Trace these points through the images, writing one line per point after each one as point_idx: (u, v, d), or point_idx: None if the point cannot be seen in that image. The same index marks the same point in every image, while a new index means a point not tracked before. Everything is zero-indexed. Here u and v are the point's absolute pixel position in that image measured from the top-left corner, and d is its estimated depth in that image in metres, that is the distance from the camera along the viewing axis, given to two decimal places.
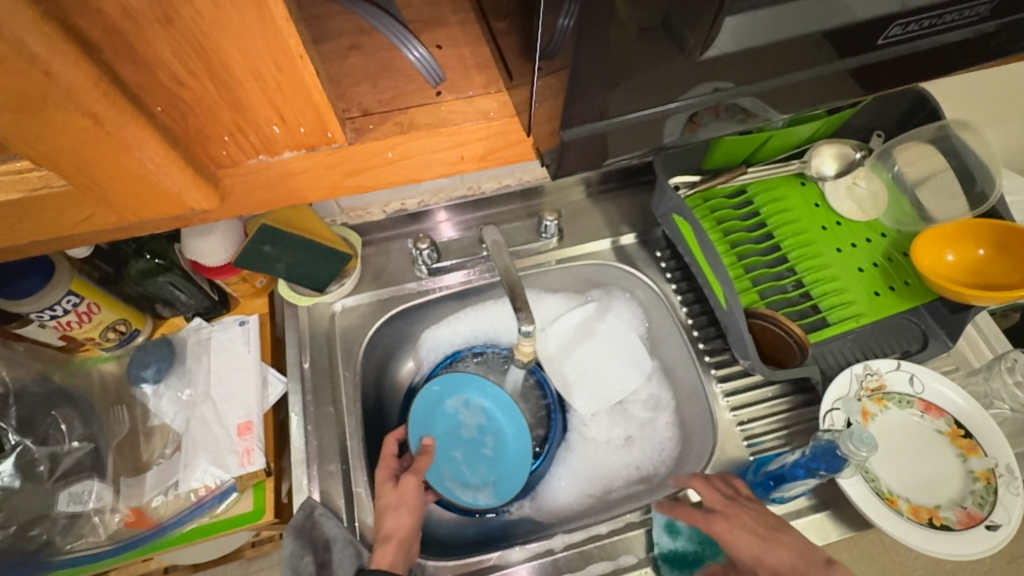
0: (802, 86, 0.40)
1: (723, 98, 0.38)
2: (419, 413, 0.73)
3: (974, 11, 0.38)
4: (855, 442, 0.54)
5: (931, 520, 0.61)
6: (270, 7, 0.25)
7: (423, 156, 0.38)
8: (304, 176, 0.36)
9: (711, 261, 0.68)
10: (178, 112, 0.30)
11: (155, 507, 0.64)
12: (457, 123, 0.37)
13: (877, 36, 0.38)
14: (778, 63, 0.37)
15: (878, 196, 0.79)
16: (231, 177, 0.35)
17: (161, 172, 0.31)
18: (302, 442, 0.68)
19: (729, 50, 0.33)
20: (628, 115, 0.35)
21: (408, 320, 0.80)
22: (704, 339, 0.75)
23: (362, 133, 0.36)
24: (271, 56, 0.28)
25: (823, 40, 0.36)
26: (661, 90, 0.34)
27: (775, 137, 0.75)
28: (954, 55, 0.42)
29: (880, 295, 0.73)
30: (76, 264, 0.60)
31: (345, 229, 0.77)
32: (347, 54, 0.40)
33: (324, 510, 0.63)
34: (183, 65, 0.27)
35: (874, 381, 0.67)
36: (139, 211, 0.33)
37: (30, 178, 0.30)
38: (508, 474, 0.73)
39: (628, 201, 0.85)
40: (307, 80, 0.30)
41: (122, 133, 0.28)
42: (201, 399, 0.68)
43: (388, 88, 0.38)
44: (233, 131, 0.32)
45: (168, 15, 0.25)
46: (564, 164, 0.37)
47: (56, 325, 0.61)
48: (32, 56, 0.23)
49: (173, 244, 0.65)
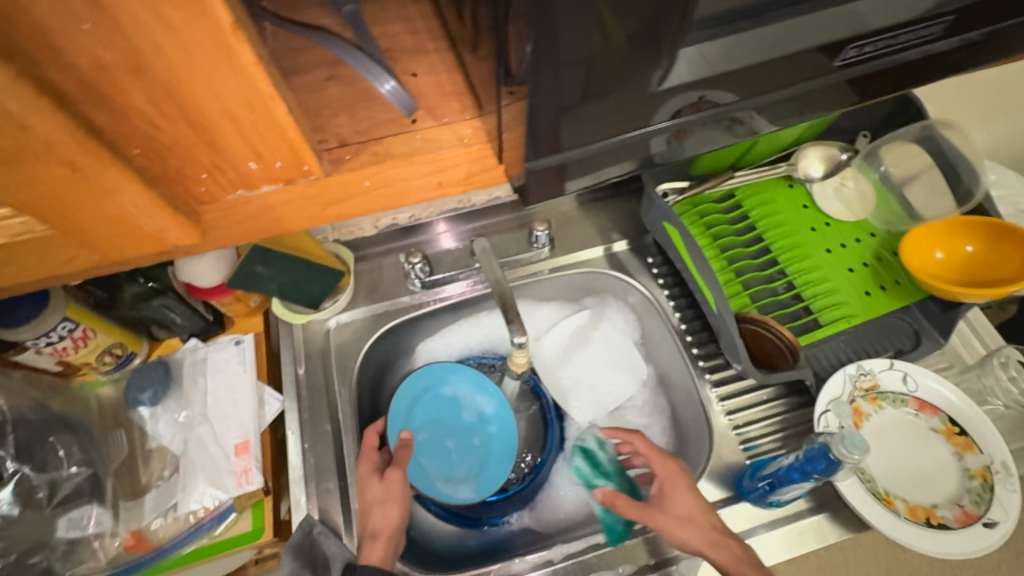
0: (772, 104, 0.43)
1: (708, 112, 0.41)
2: (405, 403, 0.71)
3: (927, 31, 0.41)
4: (847, 446, 0.56)
5: (929, 519, 0.62)
6: (238, 53, 0.26)
7: (402, 184, 0.38)
8: (286, 209, 0.37)
9: (700, 267, 0.68)
10: (155, 153, 0.30)
11: (155, 530, 0.64)
12: (433, 151, 0.38)
13: (833, 58, 0.40)
14: (735, 84, 0.39)
15: (866, 196, 0.79)
16: (212, 213, 0.35)
17: (140, 213, 0.32)
18: (300, 460, 0.68)
19: (685, 81, 0.37)
20: (588, 145, 0.38)
21: (403, 334, 0.81)
22: (698, 344, 0.76)
23: (339, 164, 0.37)
24: (243, 98, 0.28)
25: (772, 66, 0.39)
26: (623, 106, 0.36)
27: (760, 142, 0.77)
28: (907, 70, 0.44)
29: (872, 294, 0.73)
30: (72, 290, 0.60)
31: (337, 246, 0.78)
32: (325, 85, 0.40)
33: (323, 527, 0.63)
34: (157, 109, 0.28)
35: (867, 380, 0.68)
36: (122, 249, 0.34)
37: (13, 224, 0.31)
38: (494, 470, 0.70)
39: (618, 209, 0.85)
40: (280, 119, 0.30)
41: (99, 177, 0.29)
42: (199, 420, 0.68)
43: (365, 117, 0.39)
44: (211, 170, 0.32)
45: (139, 65, 0.25)
46: (528, 194, 0.41)
47: (52, 351, 0.62)
48: (8, 112, 0.24)
49: (167, 268, 0.67)
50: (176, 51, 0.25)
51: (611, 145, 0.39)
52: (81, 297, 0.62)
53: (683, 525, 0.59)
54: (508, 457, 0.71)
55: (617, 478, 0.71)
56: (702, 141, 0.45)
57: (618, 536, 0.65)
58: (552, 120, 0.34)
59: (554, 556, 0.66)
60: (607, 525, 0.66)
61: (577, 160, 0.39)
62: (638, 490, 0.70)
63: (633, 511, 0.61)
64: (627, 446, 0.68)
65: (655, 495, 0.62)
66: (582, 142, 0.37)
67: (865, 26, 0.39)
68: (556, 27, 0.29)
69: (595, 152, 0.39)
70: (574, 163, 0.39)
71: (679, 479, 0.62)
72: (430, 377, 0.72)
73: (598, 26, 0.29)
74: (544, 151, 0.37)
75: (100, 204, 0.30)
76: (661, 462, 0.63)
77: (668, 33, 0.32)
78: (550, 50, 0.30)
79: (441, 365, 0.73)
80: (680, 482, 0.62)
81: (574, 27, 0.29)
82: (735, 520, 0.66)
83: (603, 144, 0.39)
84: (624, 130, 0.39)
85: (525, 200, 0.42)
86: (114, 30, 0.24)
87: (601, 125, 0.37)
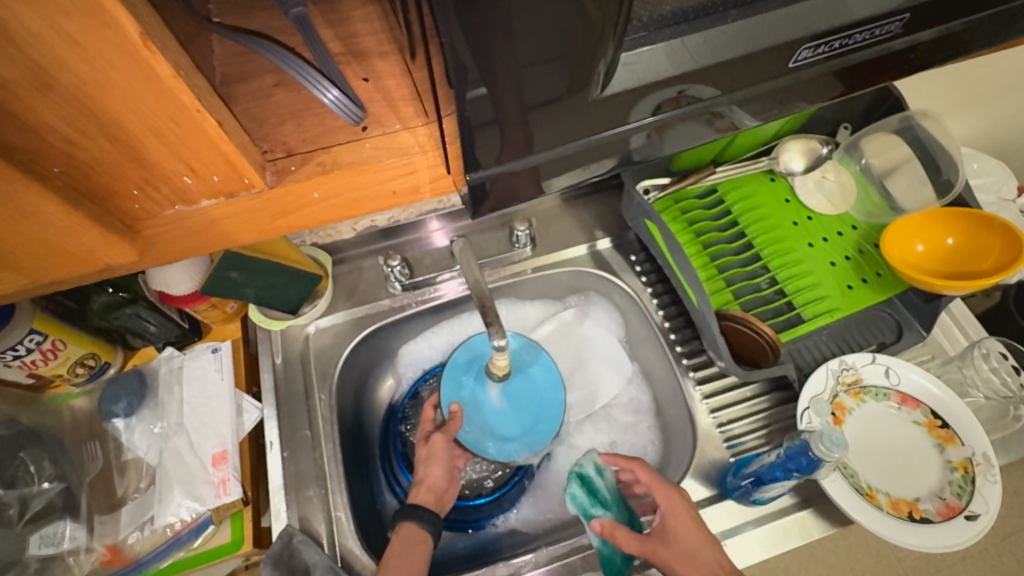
0: (747, 99, 0.42)
1: (690, 110, 0.40)
2: (450, 377, 0.71)
3: (886, 28, 0.40)
4: (827, 443, 0.55)
5: (911, 513, 0.62)
6: (153, 66, 0.25)
7: (352, 193, 0.37)
8: (230, 222, 0.36)
9: (681, 263, 0.67)
10: (78, 171, 0.29)
11: (132, 543, 0.63)
12: (382, 160, 0.36)
13: (788, 58, 0.40)
14: (701, 82, 0.38)
15: (847, 189, 0.79)
16: (151, 229, 0.35)
17: (66, 232, 0.31)
18: (279, 469, 0.67)
19: (642, 82, 0.36)
20: (545, 151, 0.37)
21: (384, 337, 0.80)
22: (681, 341, 0.75)
23: (284, 175, 0.35)
24: (165, 112, 0.27)
25: (733, 64, 0.38)
26: (579, 108, 0.35)
27: (741, 137, 0.76)
28: (872, 68, 0.44)
29: (854, 288, 0.73)
30: (38, 301, 0.58)
31: (315, 250, 0.76)
32: (273, 91, 0.39)
33: (303, 536, 0.62)
34: (74, 126, 0.26)
35: (849, 375, 0.68)
36: (55, 268, 0.33)
37: None
38: (550, 414, 0.69)
39: (600, 206, 0.85)
40: (210, 131, 0.29)
41: (15, 200, 0.28)
42: (174, 430, 0.67)
43: (314, 125, 0.37)
44: (142, 185, 0.31)
45: (46, 82, 0.24)
46: (484, 202, 0.39)
47: (21, 364, 0.60)
48: None
49: (137, 276, 0.64)
50: (83, 65, 0.24)
51: (580, 148, 0.38)
52: (49, 307, 0.61)
53: (688, 561, 0.58)
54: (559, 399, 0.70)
55: (615, 507, 0.64)
56: (683, 138, 0.44)
57: (617, 569, 0.62)
58: (510, 124, 0.34)
59: (539, 558, 0.65)
60: (605, 558, 0.61)
61: (544, 163, 0.38)
62: (636, 520, 0.66)
63: (634, 545, 0.60)
64: (627, 474, 0.67)
65: (658, 527, 0.61)
66: (541, 147, 0.37)
67: (826, 23, 0.38)
68: (512, 29, 0.28)
69: (561, 155, 0.38)
70: (537, 166, 0.38)
71: (680, 508, 0.61)
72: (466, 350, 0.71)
73: (554, 26, 0.29)
74: (501, 157, 0.36)
75: (22, 227, 0.29)
76: (664, 491, 0.62)
77: (604, 28, 0.31)
78: (500, 51, 0.29)
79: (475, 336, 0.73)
80: (683, 512, 0.61)
81: (528, 30, 0.29)
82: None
83: (561, 150, 0.37)
84: (591, 131, 0.38)
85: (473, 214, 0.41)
86: (10, 46, 0.22)
87: (560, 127, 0.36)
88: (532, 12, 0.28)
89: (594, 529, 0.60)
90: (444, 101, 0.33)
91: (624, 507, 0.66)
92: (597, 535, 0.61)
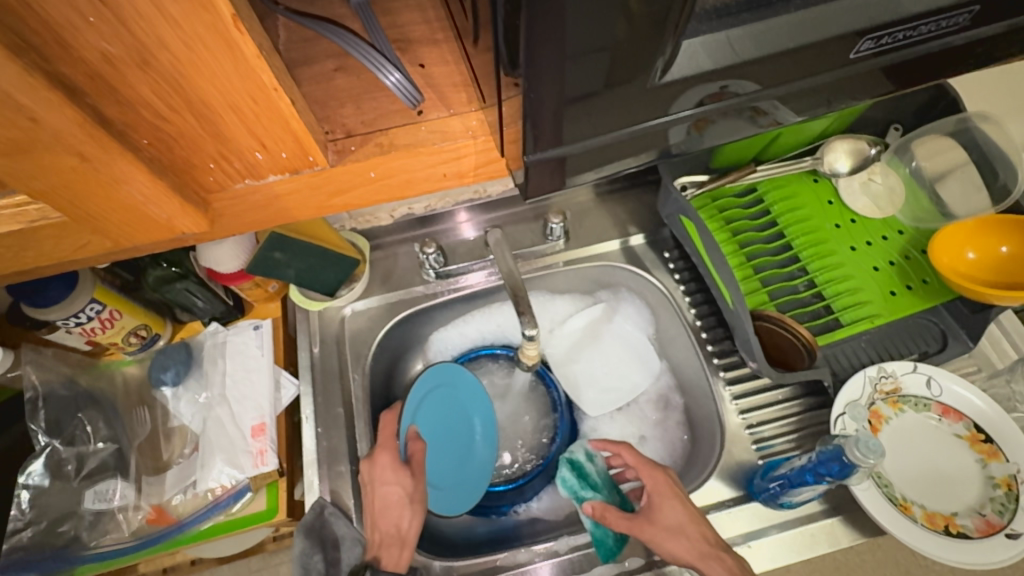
0: (791, 94, 0.41)
1: (740, 102, 0.40)
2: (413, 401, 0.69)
3: (952, 21, 0.39)
4: (862, 449, 0.54)
5: (947, 527, 0.60)
6: (241, 46, 0.26)
7: (404, 174, 0.39)
8: (292, 198, 0.37)
9: (717, 262, 0.66)
10: (164, 144, 0.31)
11: (175, 505, 0.66)
12: (437, 143, 0.38)
13: (849, 50, 0.39)
14: (744, 78, 0.38)
15: (895, 192, 0.76)
16: (221, 201, 0.36)
17: (148, 201, 0.33)
18: (313, 443, 0.70)
19: (691, 72, 0.36)
20: (588, 140, 0.37)
21: (416, 323, 0.82)
22: (713, 340, 0.75)
23: (344, 154, 0.37)
24: (247, 91, 0.29)
25: (791, 55, 0.38)
26: (633, 97, 0.35)
27: (785, 134, 0.74)
28: (937, 63, 0.43)
29: (896, 294, 0.72)
30: (98, 272, 0.62)
31: (354, 234, 0.78)
32: (332, 76, 0.40)
33: (334, 508, 0.65)
34: (164, 102, 0.28)
35: (888, 383, 0.66)
36: (133, 237, 0.35)
37: (30, 211, 0.32)
38: (466, 493, 0.71)
39: (636, 201, 0.84)
40: (284, 109, 0.31)
41: (108, 168, 0.29)
42: (217, 401, 0.70)
43: (371, 109, 0.39)
44: (218, 159, 0.33)
45: (144, 59, 0.26)
46: (529, 185, 0.40)
47: (82, 331, 0.64)
48: (18, 105, 0.24)
49: (189, 253, 0.67)
50: (179, 43, 0.25)
51: (626, 137, 0.39)
52: (108, 279, 0.64)
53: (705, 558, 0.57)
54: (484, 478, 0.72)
55: (606, 490, 0.65)
56: (722, 133, 0.45)
57: (610, 551, 0.62)
58: (569, 110, 0.34)
59: (559, 547, 0.66)
60: (598, 540, 0.62)
61: (582, 153, 0.38)
62: (628, 502, 0.66)
63: (623, 524, 0.61)
64: (617, 460, 0.67)
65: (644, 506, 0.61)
66: (590, 133, 0.37)
67: (895, 12, 0.37)
68: (564, 21, 0.28)
69: (606, 144, 0.38)
70: (581, 153, 0.38)
71: (666, 490, 0.61)
72: (461, 388, 0.73)
73: (607, 22, 0.29)
74: (546, 143, 0.36)
75: (110, 194, 0.31)
76: (649, 472, 0.63)
77: (672, 17, 0.31)
78: (561, 37, 0.29)
79: (452, 368, 0.73)
80: (668, 492, 0.61)
81: (581, 21, 0.29)
82: (723, 526, 0.65)
83: (603, 138, 0.38)
84: (632, 123, 0.38)
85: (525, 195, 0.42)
86: (118, 24, 0.24)
87: (608, 116, 0.36)
88: (584, 6, 0.28)
89: (585, 511, 0.61)
90: (504, 86, 0.34)
91: (615, 490, 0.66)
92: (590, 517, 0.61)
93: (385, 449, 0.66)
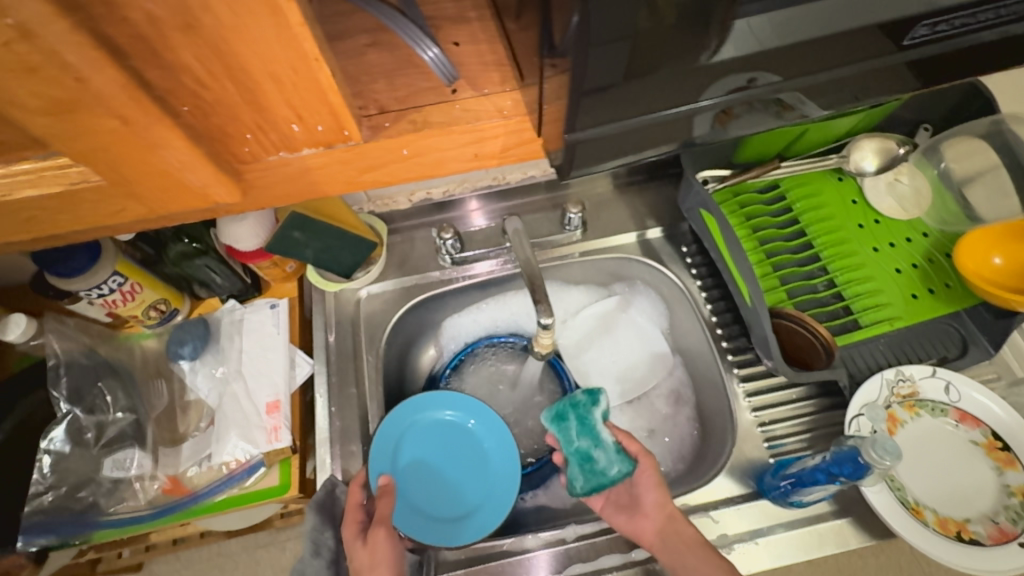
0: (823, 85, 0.41)
1: (761, 94, 0.40)
2: (381, 444, 0.67)
3: (1010, 9, 0.38)
4: (879, 450, 0.53)
5: (960, 534, 0.59)
6: (285, 12, 0.26)
7: (437, 153, 0.39)
8: (323, 172, 0.38)
9: (737, 257, 0.65)
10: (202, 112, 0.31)
11: (190, 476, 0.67)
12: (471, 122, 0.38)
13: (892, 40, 0.38)
14: (785, 65, 0.37)
15: (922, 194, 0.75)
16: (253, 172, 0.36)
17: (185, 168, 0.33)
18: (326, 422, 0.71)
19: (730, 56, 0.35)
20: (620, 125, 0.37)
21: (430, 308, 0.82)
22: (728, 337, 0.74)
23: (378, 130, 0.37)
24: (288, 58, 0.29)
25: (834, 41, 0.37)
26: (671, 80, 0.35)
27: (812, 131, 0.74)
28: (983, 56, 0.42)
29: (918, 298, 0.71)
30: (120, 245, 0.63)
31: (372, 218, 0.78)
32: (365, 52, 0.41)
33: (345, 487, 0.66)
34: (206, 67, 0.28)
35: (906, 387, 0.65)
36: (167, 204, 0.36)
37: (71, 173, 0.32)
38: (489, 510, 0.66)
39: (654, 194, 0.83)
40: (323, 80, 0.31)
41: (148, 133, 0.30)
42: (233, 376, 0.71)
43: (403, 85, 0.39)
44: (254, 129, 0.33)
45: (189, 22, 0.26)
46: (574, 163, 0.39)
47: (103, 303, 0.65)
48: (66, 63, 0.25)
49: (209, 229, 0.68)
50: (225, 8, 0.26)
51: (658, 122, 0.38)
52: (129, 253, 0.66)
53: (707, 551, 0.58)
54: (507, 487, 0.68)
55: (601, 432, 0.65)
56: (748, 122, 0.44)
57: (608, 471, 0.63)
58: (606, 92, 0.34)
59: (566, 535, 0.67)
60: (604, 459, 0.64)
61: (613, 137, 0.38)
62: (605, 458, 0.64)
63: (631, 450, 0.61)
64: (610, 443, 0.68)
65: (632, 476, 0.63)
66: (624, 117, 0.36)
67: (944, 1, 0.36)
68: (597, 7, 0.28)
69: (638, 126, 0.38)
70: (611, 138, 0.38)
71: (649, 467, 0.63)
72: (441, 407, 0.71)
73: (643, 8, 0.29)
74: (580, 124, 0.36)
75: (148, 159, 0.31)
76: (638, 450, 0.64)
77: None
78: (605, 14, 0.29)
79: (425, 395, 0.70)
80: None
81: (602, 8, 0.28)
82: (731, 522, 0.65)
83: (635, 123, 0.37)
84: (660, 108, 0.37)
85: (561, 174, 0.42)
86: None
87: (644, 100, 0.36)
88: None
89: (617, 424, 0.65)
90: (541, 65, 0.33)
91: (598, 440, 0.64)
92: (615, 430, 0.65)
93: (348, 521, 0.61)
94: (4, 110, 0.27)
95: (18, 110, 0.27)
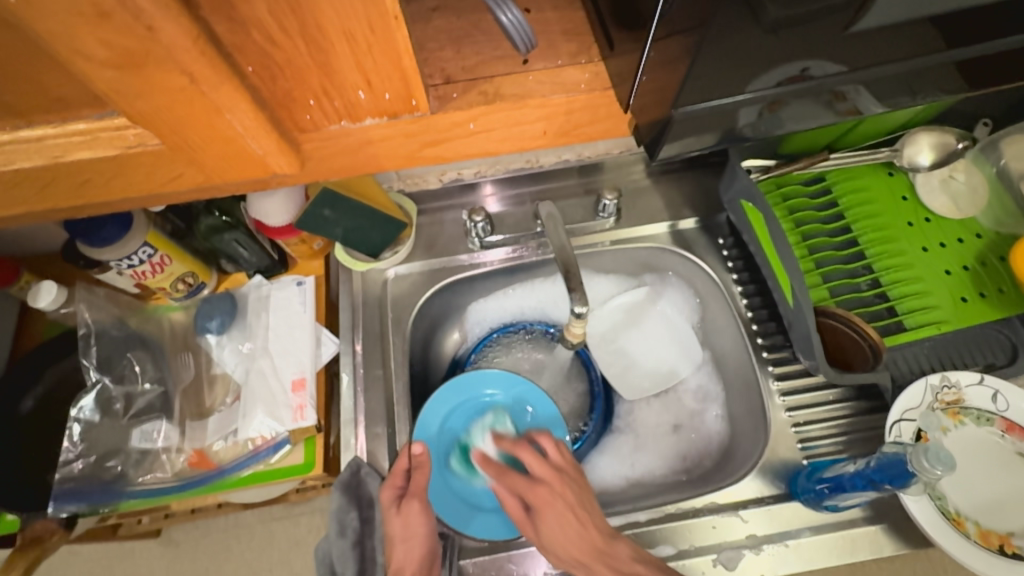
0: (900, 75, 0.39)
1: (830, 85, 0.38)
2: (431, 412, 0.67)
3: None
4: (931, 459, 0.50)
5: (1002, 547, 0.57)
6: None
7: (503, 127, 0.39)
8: (383, 144, 0.37)
9: (781, 251, 0.63)
10: (268, 73, 0.30)
11: (216, 450, 0.67)
12: (544, 95, 0.37)
13: (984, 28, 0.36)
14: (876, 47, 0.36)
15: (977, 192, 0.71)
16: (312, 142, 0.36)
17: (249, 135, 0.32)
18: (351, 402, 0.70)
19: (822, 39, 0.33)
20: (693, 106, 0.36)
21: (458, 291, 0.80)
22: (763, 334, 0.72)
23: (445, 101, 0.37)
24: (366, 17, 0.27)
25: (932, 23, 0.35)
26: (755, 61, 0.33)
27: (866, 123, 0.69)
28: None
29: (968, 301, 0.67)
30: (151, 216, 0.62)
31: (401, 197, 0.76)
32: (430, 16, 0.41)
33: (369, 469, 0.66)
34: (278, 23, 0.27)
35: (951, 394, 0.62)
36: (224, 172, 0.35)
37: (127, 135, 0.31)
38: None
39: (692, 184, 0.81)
40: (399, 43, 0.29)
41: (214, 92, 0.28)
42: (260, 352, 0.70)
43: (471, 54, 0.39)
44: (319, 96, 0.32)
45: None
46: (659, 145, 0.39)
47: (133, 273, 0.65)
48: (138, 11, 0.23)
49: (240, 202, 0.68)
50: None
51: (728, 105, 0.37)
52: (160, 224, 0.65)
53: None
54: None
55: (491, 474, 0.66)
56: (811, 113, 0.43)
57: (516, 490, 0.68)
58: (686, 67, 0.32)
59: None
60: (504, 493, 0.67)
61: (681, 121, 0.36)
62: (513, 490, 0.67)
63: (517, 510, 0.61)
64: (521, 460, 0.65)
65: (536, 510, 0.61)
66: (696, 98, 0.35)
67: None
68: None
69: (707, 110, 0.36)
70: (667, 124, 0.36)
71: (554, 504, 0.60)
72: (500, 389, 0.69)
73: None
74: None
75: (213, 122, 0.30)
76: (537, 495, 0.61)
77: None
78: None
79: (487, 372, 0.69)
80: None
81: None
82: (760, 523, 0.63)
83: (714, 105, 0.36)
84: (731, 92, 0.36)
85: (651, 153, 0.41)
86: None
87: (721, 80, 0.34)
88: None
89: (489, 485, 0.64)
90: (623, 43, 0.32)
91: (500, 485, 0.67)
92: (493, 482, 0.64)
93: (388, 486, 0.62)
94: (69, 61, 0.25)
95: (84, 62, 0.25)
